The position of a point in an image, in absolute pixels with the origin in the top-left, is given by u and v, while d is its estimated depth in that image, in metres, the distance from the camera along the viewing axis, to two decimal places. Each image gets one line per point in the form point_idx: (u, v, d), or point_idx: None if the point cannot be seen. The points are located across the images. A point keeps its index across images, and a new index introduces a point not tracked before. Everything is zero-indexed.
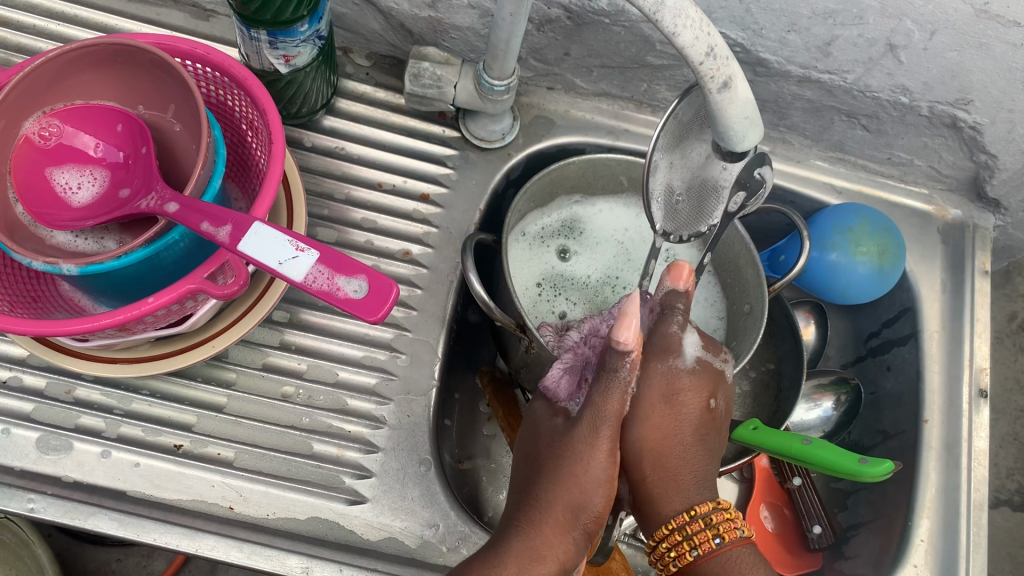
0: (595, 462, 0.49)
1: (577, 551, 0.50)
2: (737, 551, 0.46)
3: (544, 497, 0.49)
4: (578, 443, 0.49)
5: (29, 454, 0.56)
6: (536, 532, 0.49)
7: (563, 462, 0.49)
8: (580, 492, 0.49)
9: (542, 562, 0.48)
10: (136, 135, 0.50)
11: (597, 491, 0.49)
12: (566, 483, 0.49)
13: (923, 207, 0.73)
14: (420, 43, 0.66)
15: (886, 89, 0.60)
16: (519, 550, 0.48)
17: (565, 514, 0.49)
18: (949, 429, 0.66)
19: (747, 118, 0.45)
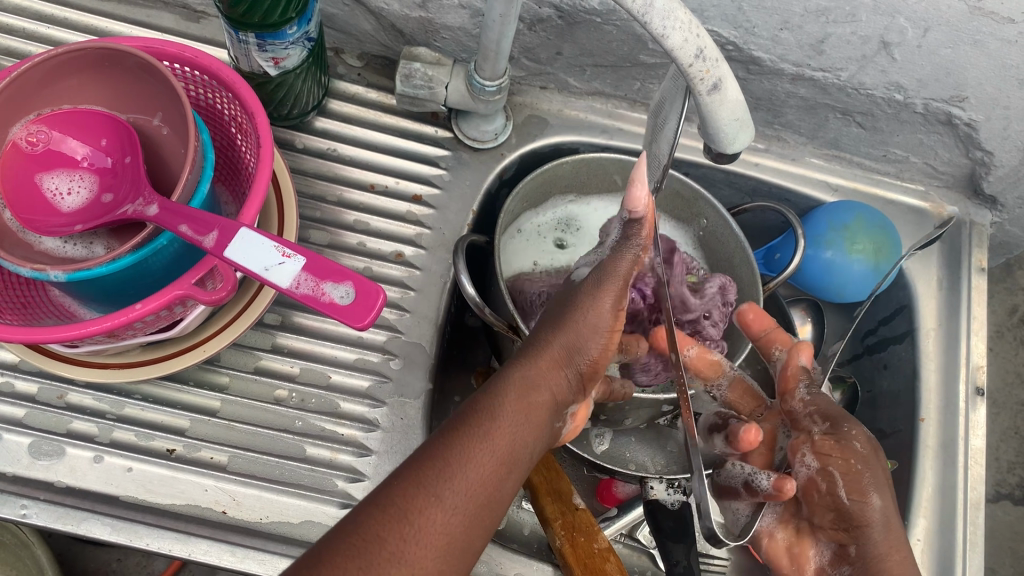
0: (600, 308, 0.50)
1: (571, 392, 0.49)
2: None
3: (542, 339, 0.49)
4: (586, 299, 0.51)
5: (21, 459, 0.56)
6: (532, 366, 0.48)
7: (574, 319, 0.50)
8: (583, 331, 0.50)
9: (529, 403, 0.46)
10: (128, 142, 0.49)
11: (599, 337, 0.50)
12: (571, 329, 0.50)
13: (919, 204, 0.73)
14: (412, 43, 0.66)
15: (880, 87, 0.60)
16: (517, 386, 0.46)
17: (560, 355, 0.49)
18: (946, 428, 0.66)
19: (738, 120, 0.46)
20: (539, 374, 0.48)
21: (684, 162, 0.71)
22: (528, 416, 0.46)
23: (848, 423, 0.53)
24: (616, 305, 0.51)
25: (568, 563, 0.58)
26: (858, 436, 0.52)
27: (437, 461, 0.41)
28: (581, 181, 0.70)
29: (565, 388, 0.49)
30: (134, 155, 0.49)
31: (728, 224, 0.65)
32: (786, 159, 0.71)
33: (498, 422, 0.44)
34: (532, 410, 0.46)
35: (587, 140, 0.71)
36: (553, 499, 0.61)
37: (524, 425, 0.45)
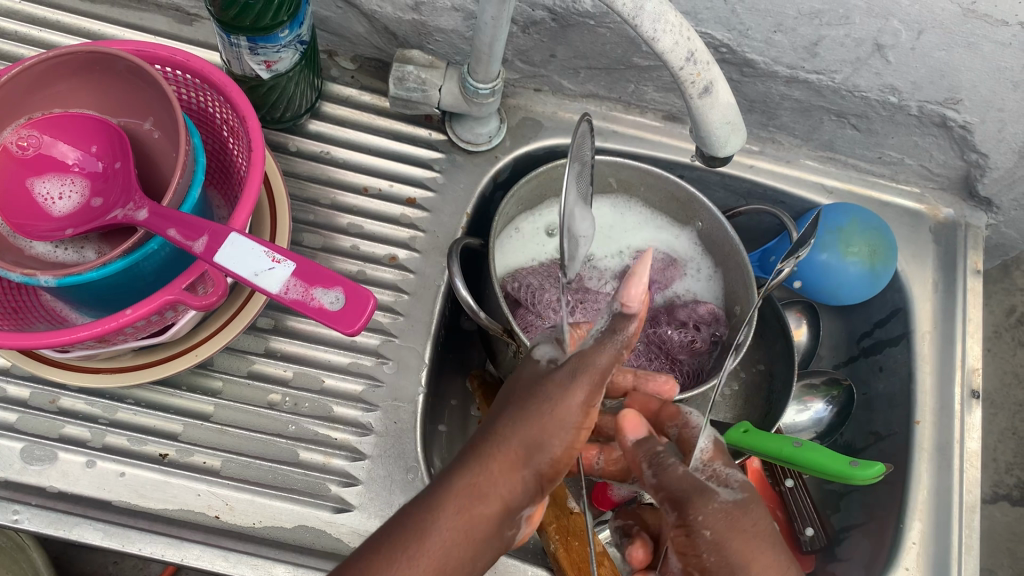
0: (571, 404, 0.39)
1: (525, 500, 0.39)
2: None
3: (500, 430, 0.39)
4: (563, 386, 0.40)
5: (13, 464, 0.56)
6: (486, 458, 0.39)
7: (538, 404, 0.39)
8: (552, 420, 0.39)
9: (477, 507, 0.37)
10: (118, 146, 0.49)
11: (567, 434, 0.39)
12: (540, 423, 0.39)
13: (915, 206, 0.72)
14: (405, 46, 0.65)
15: (874, 89, 0.60)
16: (473, 481, 0.38)
17: (519, 454, 0.39)
18: (941, 431, 0.65)
19: (730, 123, 0.46)
20: (501, 470, 0.38)
21: (679, 164, 0.71)
22: (476, 522, 0.37)
23: (692, 505, 0.40)
24: (591, 377, 0.40)
25: (562, 569, 0.58)
26: (707, 521, 0.39)
27: None
28: None
29: (520, 494, 0.38)
30: (123, 160, 0.49)
31: (721, 225, 0.66)
32: (781, 162, 0.71)
33: (428, 547, 0.36)
34: (473, 531, 0.37)
35: None
36: (548, 503, 0.61)
37: (473, 532, 0.37)
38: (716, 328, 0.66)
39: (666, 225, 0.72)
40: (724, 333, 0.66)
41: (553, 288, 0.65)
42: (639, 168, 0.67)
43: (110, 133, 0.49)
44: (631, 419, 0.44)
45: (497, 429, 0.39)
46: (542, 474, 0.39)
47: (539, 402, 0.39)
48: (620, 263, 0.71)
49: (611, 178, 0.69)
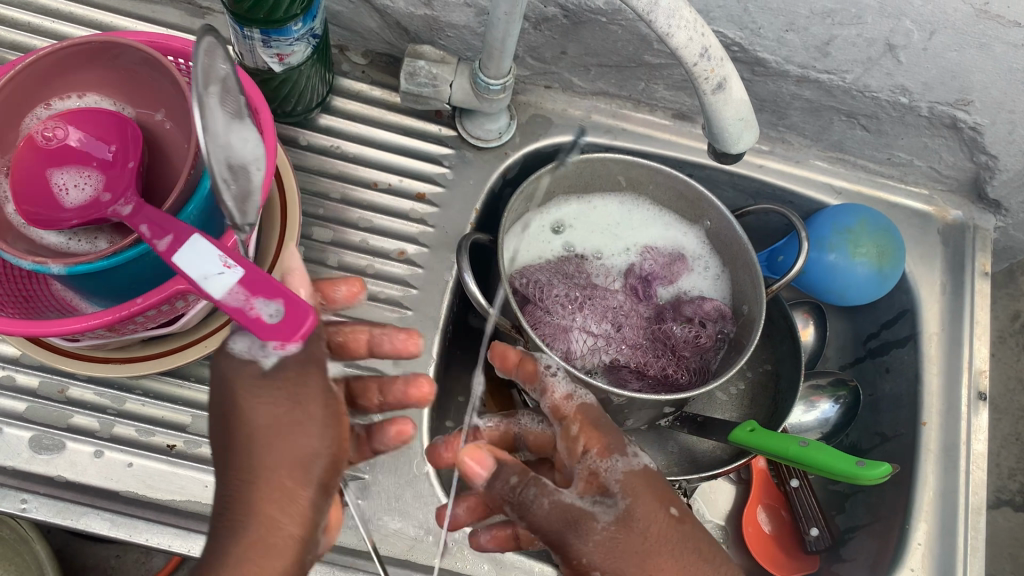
0: (321, 403, 0.42)
1: (314, 523, 0.40)
2: None
3: (257, 464, 0.39)
4: (285, 390, 0.41)
5: (22, 453, 0.56)
6: (253, 490, 0.39)
7: (296, 427, 0.40)
8: (297, 439, 0.40)
9: (275, 542, 0.38)
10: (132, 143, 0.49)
11: (317, 434, 0.41)
12: (285, 439, 0.40)
13: (923, 207, 0.72)
14: (416, 41, 0.65)
15: (885, 89, 0.60)
16: (244, 514, 0.38)
17: (291, 478, 0.40)
18: (947, 432, 0.65)
19: (742, 119, 0.46)
20: (279, 495, 0.39)
21: (688, 163, 0.71)
22: (285, 547, 0.38)
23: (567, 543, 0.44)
24: (310, 400, 0.41)
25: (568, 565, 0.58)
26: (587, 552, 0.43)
27: None
28: (585, 181, 0.70)
29: (309, 512, 0.40)
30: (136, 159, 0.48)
31: (729, 224, 0.66)
32: (790, 162, 0.71)
33: None
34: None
35: (591, 140, 0.70)
36: None
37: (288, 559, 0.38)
38: (723, 324, 0.67)
39: (674, 223, 0.72)
40: (732, 330, 0.68)
41: (561, 285, 0.66)
42: (649, 166, 0.67)
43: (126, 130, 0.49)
44: (472, 457, 0.44)
45: (245, 465, 0.39)
46: (324, 487, 0.41)
47: (251, 433, 0.40)
48: (625, 260, 0.71)
49: (619, 177, 0.69)
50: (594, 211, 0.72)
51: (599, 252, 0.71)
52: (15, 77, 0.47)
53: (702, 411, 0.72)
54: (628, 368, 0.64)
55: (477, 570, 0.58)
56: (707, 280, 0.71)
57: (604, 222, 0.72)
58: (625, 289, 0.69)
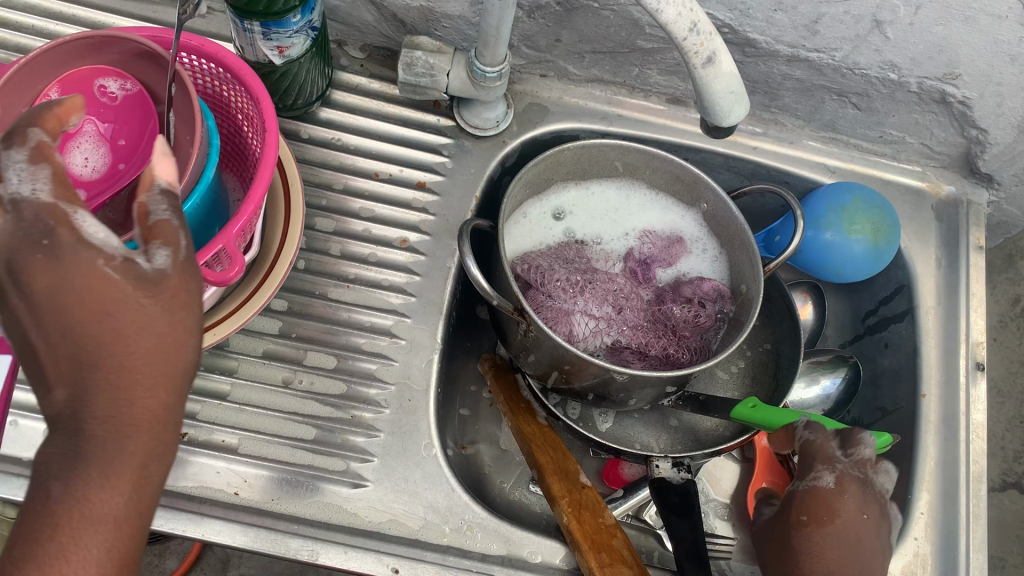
0: (183, 307, 0.35)
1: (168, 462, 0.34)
2: None
3: (102, 355, 0.33)
4: (137, 304, 0.34)
5: (36, 445, 0.57)
6: (99, 406, 0.32)
7: (96, 355, 0.33)
8: (170, 353, 0.34)
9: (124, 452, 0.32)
10: (142, 149, 0.52)
11: (190, 345, 0.36)
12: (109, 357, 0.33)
13: (917, 184, 0.73)
14: (413, 33, 0.67)
15: (874, 66, 0.61)
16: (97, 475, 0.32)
17: (143, 369, 0.33)
18: (947, 403, 0.66)
19: (733, 93, 0.47)
20: (123, 486, 0.32)
21: (683, 147, 0.72)
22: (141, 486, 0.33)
23: None
24: (179, 291, 0.35)
25: (575, 540, 0.58)
26: None
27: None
28: (582, 168, 0.71)
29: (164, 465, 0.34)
30: (128, 166, 0.51)
31: (726, 206, 0.67)
32: (783, 142, 0.72)
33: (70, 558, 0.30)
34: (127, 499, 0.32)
35: (587, 127, 0.71)
36: (560, 479, 0.62)
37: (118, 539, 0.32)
38: (722, 304, 0.68)
39: (670, 207, 0.73)
40: (731, 310, 0.68)
41: (562, 270, 0.67)
42: (645, 150, 0.68)
43: (147, 125, 0.52)
44: None
45: (87, 458, 0.32)
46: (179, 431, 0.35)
47: (113, 355, 0.33)
48: (626, 245, 0.72)
49: (617, 162, 0.70)
50: (592, 198, 0.73)
51: (600, 235, 0.72)
52: (67, 40, 0.50)
53: (705, 389, 0.73)
54: (630, 349, 0.65)
55: (487, 548, 0.59)
56: (706, 261, 0.72)
57: (603, 207, 0.73)
58: (626, 272, 0.70)
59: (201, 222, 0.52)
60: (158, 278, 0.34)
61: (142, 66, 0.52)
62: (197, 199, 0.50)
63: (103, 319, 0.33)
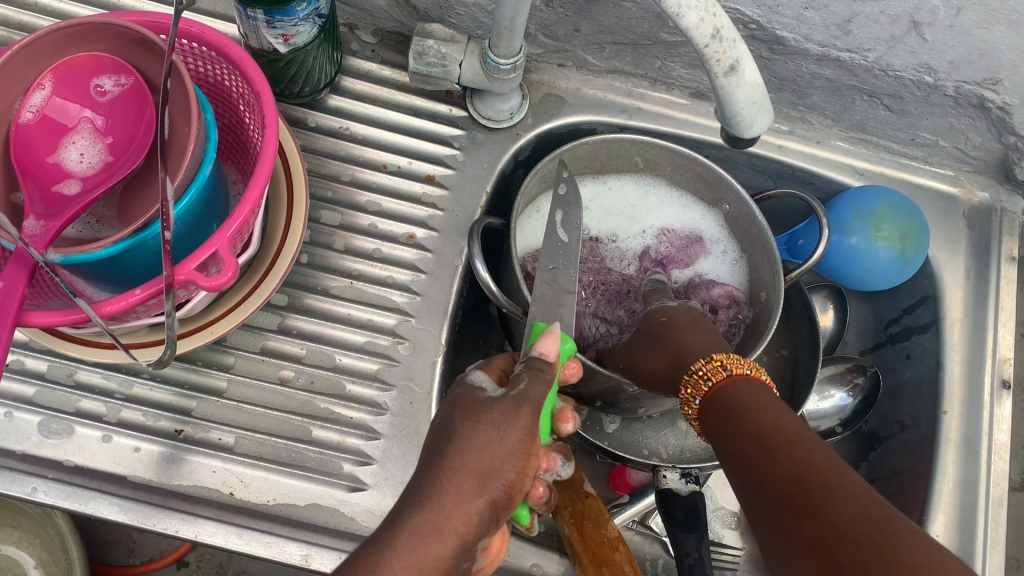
0: (514, 429, 0.44)
1: (482, 528, 0.41)
2: (734, 384, 0.47)
3: (448, 467, 0.41)
4: (456, 423, 0.44)
5: (30, 438, 0.56)
6: (433, 504, 0.40)
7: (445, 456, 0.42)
8: (495, 461, 0.42)
9: (442, 535, 0.39)
10: (136, 144, 0.50)
11: (510, 454, 0.43)
12: (486, 446, 0.42)
13: (948, 189, 0.70)
14: (426, 19, 0.64)
15: (909, 68, 0.58)
16: (406, 549, 0.37)
17: (470, 484, 0.41)
18: (970, 421, 0.64)
19: (756, 104, 0.44)
20: (427, 540, 0.38)
21: (705, 143, 0.69)
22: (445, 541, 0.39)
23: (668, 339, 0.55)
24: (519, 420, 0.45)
25: (576, 553, 0.57)
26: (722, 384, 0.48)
27: None
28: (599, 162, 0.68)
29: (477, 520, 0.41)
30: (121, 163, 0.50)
31: (749, 209, 0.64)
32: (810, 142, 0.69)
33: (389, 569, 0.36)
34: (427, 550, 0.38)
35: (605, 121, 0.69)
36: (563, 488, 0.61)
37: (409, 561, 0.37)
38: (737, 310, 0.65)
39: (691, 205, 0.70)
40: (747, 316, 0.66)
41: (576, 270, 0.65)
42: (666, 147, 0.65)
43: (142, 119, 0.50)
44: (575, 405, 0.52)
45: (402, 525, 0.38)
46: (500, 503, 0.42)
47: (452, 458, 0.42)
48: (641, 243, 0.70)
49: (637, 157, 0.67)
50: (615, 193, 0.70)
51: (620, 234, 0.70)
52: (62, 27, 0.48)
53: None
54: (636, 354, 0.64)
55: None
56: (725, 264, 0.69)
57: (619, 203, 0.70)
58: (640, 272, 0.68)
59: (196, 219, 0.51)
60: (488, 404, 0.45)
61: (138, 55, 0.51)
62: (192, 197, 0.49)
63: (454, 433, 0.43)
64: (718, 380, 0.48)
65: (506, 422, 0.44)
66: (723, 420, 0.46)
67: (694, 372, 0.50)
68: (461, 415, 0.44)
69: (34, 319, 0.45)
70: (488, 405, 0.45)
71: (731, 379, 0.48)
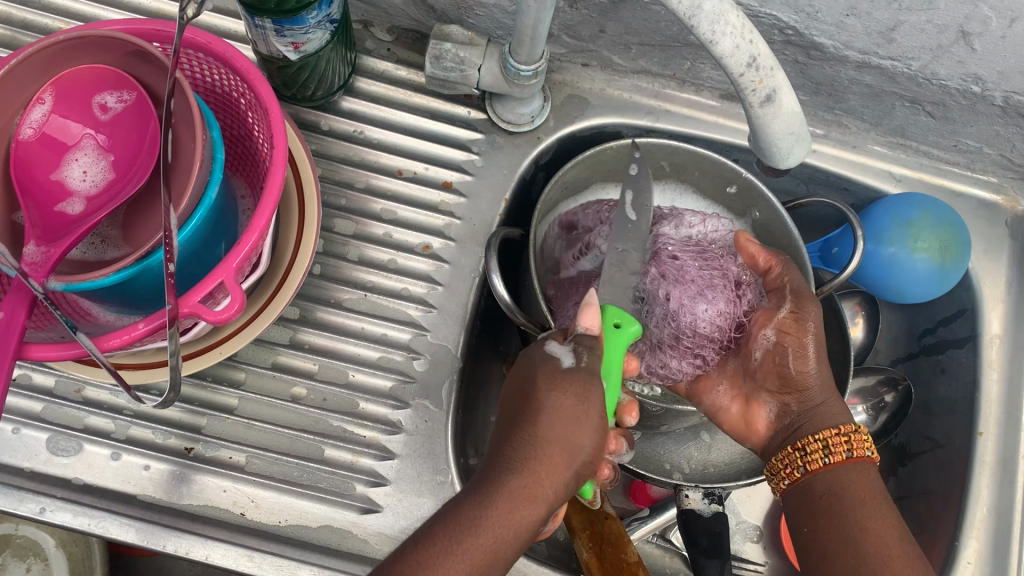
0: (596, 401, 0.45)
1: (568, 492, 0.44)
2: (848, 473, 0.50)
3: (536, 437, 0.43)
4: (540, 389, 0.45)
5: (39, 454, 0.55)
6: (524, 474, 0.42)
7: (525, 421, 0.44)
8: (577, 434, 0.44)
9: (532, 504, 0.42)
10: (141, 164, 0.47)
11: (591, 426, 0.45)
12: (568, 421, 0.44)
13: (990, 197, 0.67)
14: (444, 19, 0.61)
15: (955, 77, 0.54)
16: (498, 519, 0.41)
17: (559, 454, 0.43)
18: (1005, 444, 0.62)
19: (794, 133, 0.41)
20: (525, 500, 0.42)
21: (734, 147, 0.67)
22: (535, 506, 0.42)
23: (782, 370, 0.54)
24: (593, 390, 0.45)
25: None
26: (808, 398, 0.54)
27: (455, 529, 0.40)
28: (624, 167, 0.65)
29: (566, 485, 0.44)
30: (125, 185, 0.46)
31: (780, 217, 0.60)
32: (845, 146, 0.66)
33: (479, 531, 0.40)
34: (521, 513, 0.41)
35: (631, 124, 0.66)
36: (582, 509, 0.59)
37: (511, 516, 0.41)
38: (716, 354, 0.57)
39: (719, 217, 0.67)
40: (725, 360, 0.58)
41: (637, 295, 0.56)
42: (694, 152, 0.61)
43: (146, 135, 0.46)
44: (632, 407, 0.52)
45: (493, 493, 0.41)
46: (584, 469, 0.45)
47: (537, 424, 0.44)
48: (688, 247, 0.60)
49: (664, 162, 0.64)
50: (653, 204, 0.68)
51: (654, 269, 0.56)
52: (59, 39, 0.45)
53: None
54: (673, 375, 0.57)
55: None
56: None
57: None
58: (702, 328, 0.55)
59: (204, 237, 0.49)
60: (570, 372, 0.45)
61: (138, 67, 0.47)
62: (197, 219, 0.46)
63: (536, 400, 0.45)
64: (822, 467, 0.50)
65: (589, 392, 0.45)
66: (818, 515, 0.49)
67: (796, 452, 0.52)
68: (544, 382, 0.45)
69: (34, 351, 0.43)
70: (569, 373, 0.45)
71: (850, 462, 0.50)
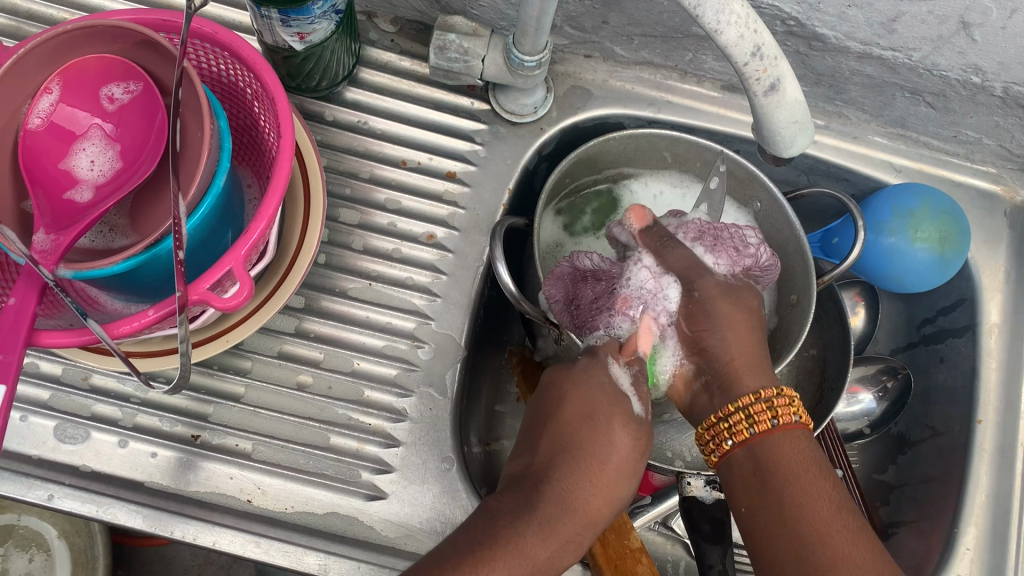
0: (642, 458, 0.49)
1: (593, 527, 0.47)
2: (783, 437, 0.47)
3: (597, 467, 0.47)
4: (607, 422, 0.48)
5: (47, 442, 0.55)
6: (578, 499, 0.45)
7: (580, 447, 0.47)
8: (623, 480, 0.48)
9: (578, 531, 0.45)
10: (149, 152, 0.47)
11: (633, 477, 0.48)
12: (621, 463, 0.47)
13: (989, 187, 0.68)
14: (447, 10, 0.61)
15: (956, 68, 0.55)
16: (557, 534, 0.43)
17: (605, 493, 0.47)
18: (1004, 432, 0.63)
19: (797, 122, 0.42)
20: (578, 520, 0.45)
21: (735, 138, 0.67)
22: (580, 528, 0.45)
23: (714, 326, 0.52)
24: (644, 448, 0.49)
25: (597, 566, 0.56)
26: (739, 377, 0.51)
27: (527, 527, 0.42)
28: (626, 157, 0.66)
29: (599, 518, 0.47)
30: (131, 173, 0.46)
31: (783, 209, 0.61)
32: (846, 137, 0.66)
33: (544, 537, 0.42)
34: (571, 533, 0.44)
35: (633, 114, 0.66)
36: None
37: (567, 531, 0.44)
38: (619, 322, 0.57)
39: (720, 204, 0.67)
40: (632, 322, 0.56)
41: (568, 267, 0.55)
42: (696, 143, 0.62)
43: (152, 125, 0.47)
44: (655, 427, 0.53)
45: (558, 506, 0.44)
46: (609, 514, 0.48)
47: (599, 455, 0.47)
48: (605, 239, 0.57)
49: (666, 153, 0.64)
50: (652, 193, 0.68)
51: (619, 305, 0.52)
52: (68, 29, 0.45)
53: None
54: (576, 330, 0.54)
55: None
56: None
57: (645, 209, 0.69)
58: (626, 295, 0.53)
59: (212, 226, 0.49)
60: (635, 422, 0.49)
61: (144, 56, 0.47)
62: (205, 207, 0.47)
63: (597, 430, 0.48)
64: (759, 431, 0.48)
65: (638, 444, 0.49)
66: (747, 479, 0.48)
67: (721, 423, 0.49)
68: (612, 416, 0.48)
69: (46, 338, 0.43)
70: (630, 421, 0.49)
71: (776, 430, 0.48)
